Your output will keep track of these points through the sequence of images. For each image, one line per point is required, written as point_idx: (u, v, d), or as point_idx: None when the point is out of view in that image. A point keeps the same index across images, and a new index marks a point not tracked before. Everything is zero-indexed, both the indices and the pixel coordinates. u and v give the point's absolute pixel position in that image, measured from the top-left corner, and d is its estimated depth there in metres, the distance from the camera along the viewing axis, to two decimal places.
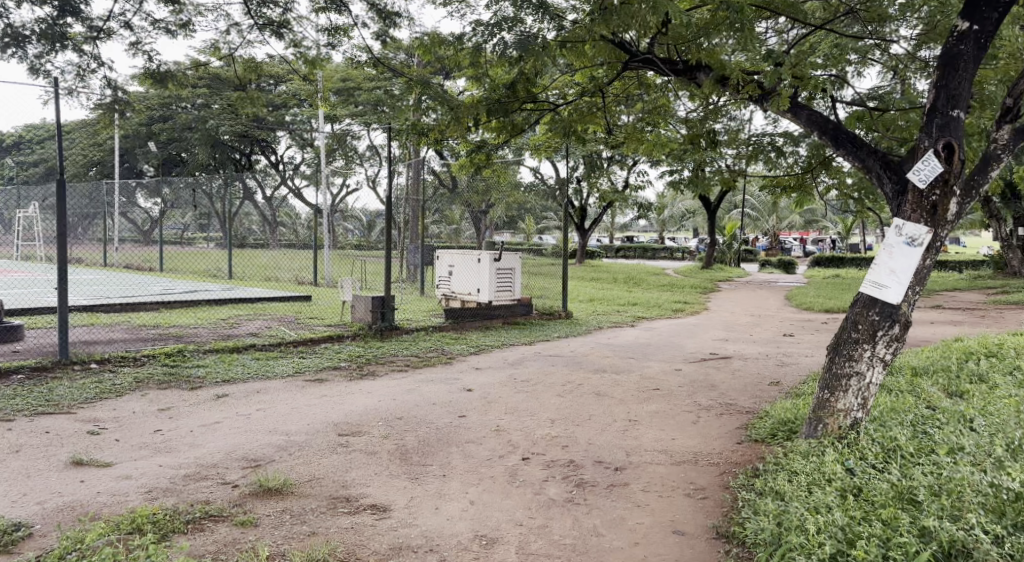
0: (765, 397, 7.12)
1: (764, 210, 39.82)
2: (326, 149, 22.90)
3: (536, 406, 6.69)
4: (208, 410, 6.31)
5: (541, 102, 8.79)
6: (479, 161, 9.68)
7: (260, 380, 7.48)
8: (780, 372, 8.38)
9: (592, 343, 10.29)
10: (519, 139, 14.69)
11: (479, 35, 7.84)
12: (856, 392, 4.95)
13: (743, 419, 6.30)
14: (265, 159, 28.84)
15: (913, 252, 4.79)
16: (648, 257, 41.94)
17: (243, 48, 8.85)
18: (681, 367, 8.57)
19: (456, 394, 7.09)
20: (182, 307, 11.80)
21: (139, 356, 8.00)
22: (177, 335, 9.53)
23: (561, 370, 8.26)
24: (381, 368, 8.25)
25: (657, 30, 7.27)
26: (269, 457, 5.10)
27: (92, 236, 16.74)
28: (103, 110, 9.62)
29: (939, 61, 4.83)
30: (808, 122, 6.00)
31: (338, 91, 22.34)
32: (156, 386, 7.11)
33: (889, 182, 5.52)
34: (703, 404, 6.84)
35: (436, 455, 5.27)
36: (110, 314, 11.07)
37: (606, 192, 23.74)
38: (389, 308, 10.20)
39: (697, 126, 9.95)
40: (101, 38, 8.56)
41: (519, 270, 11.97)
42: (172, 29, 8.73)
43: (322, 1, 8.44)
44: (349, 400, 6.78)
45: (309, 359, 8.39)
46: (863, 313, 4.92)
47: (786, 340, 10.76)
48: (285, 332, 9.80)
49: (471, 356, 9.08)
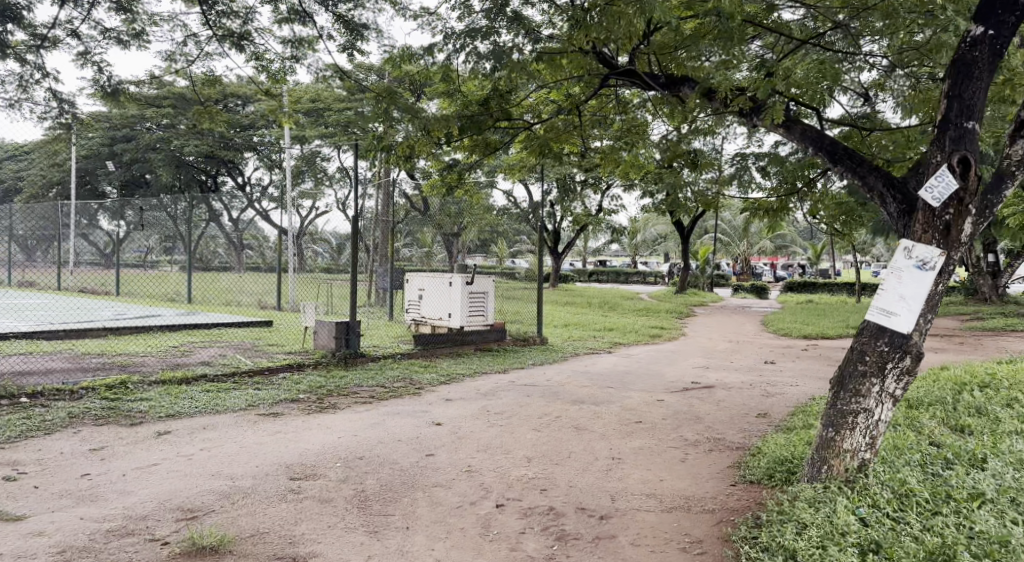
0: (755, 431, 6.64)
1: (736, 235, 39.77)
2: (293, 170, 22.32)
3: (511, 442, 6.17)
4: (145, 450, 5.72)
5: (515, 121, 8.35)
6: (451, 182, 9.20)
7: (208, 415, 6.87)
8: (767, 402, 7.92)
9: (569, 370, 9.78)
10: (492, 161, 14.26)
11: (451, 47, 7.39)
12: (864, 431, 4.51)
13: (735, 456, 5.82)
14: (232, 180, 28.13)
15: (925, 276, 4.37)
16: (622, 281, 41.68)
17: (200, 61, 8.28)
18: (664, 397, 8.10)
19: (423, 429, 6.53)
20: (132, 334, 11.13)
21: (78, 389, 7.35)
22: (122, 364, 8.87)
23: (536, 401, 7.74)
24: (344, 399, 7.68)
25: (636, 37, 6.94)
26: (208, 507, 4.56)
27: (47, 259, 15.98)
28: (57, 126, 8.93)
29: (951, 68, 4.51)
30: (803, 136, 5.68)
31: (307, 111, 21.83)
32: (92, 422, 6.49)
33: (892, 202, 5.12)
34: (690, 439, 6.36)
35: (399, 502, 4.73)
36: (52, 341, 10.36)
37: (580, 216, 23.38)
38: (354, 334, 9.64)
39: (676, 147, 9.62)
40: (46, 47, 7.87)
41: (492, 294, 11.49)
42: (124, 39, 8.06)
43: (286, 11, 7.90)
44: (306, 437, 6.19)
45: (265, 391, 7.78)
46: (870, 344, 4.49)
47: (768, 368, 10.34)
48: (241, 361, 9.19)
49: (441, 386, 8.54)
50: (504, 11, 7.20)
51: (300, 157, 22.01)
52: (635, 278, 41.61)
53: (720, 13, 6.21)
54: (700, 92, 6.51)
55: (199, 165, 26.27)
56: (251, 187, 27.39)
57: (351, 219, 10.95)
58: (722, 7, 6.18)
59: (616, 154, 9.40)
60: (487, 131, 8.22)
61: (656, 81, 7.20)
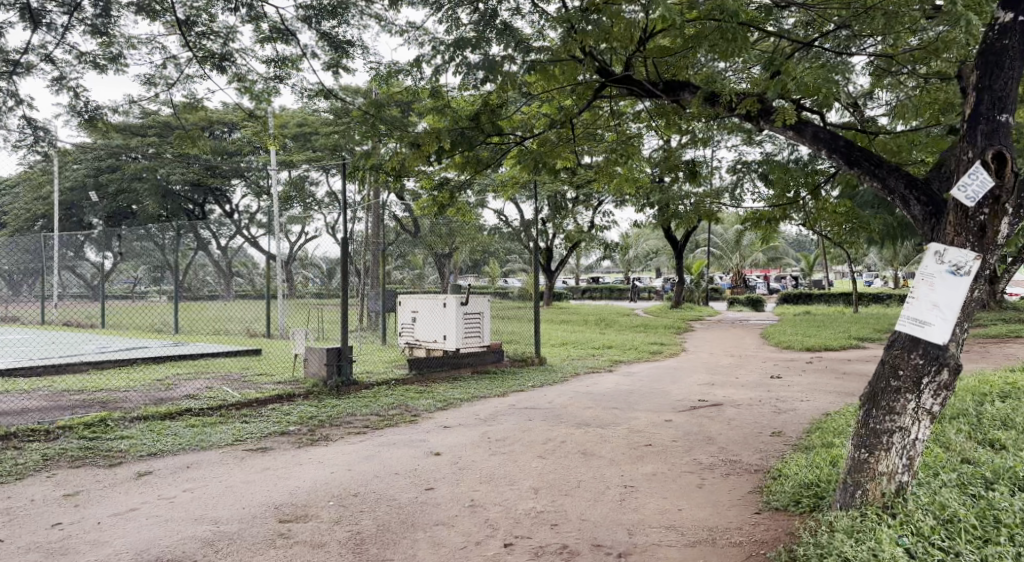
0: (773, 451, 6.29)
1: (728, 249, 39.53)
2: (281, 196, 21.96)
3: (514, 471, 5.81)
4: (124, 493, 5.36)
5: (505, 136, 8.02)
6: (442, 201, 8.87)
7: (191, 453, 6.48)
8: (780, 420, 7.57)
9: (570, 391, 9.40)
10: (483, 180, 13.94)
11: (439, 57, 7.11)
12: (901, 451, 4.21)
13: (756, 481, 5.48)
14: (220, 208, 27.59)
15: (960, 282, 4.10)
16: (615, 299, 41.33)
17: (181, 84, 7.93)
18: (671, 417, 7.73)
19: (421, 460, 6.16)
20: (114, 368, 10.70)
21: (54, 429, 6.94)
22: (103, 400, 8.44)
23: (539, 425, 7.37)
24: (335, 430, 7.28)
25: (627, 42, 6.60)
26: (189, 558, 4.22)
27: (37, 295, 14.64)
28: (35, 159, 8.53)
29: (979, 59, 4.33)
30: (814, 139, 5.41)
31: (293, 136, 21.55)
32: (67, 464, 6.11)
33: (916, 204, 4.87)
34: (704, 462, 6.01)
35: (398, 544, 4.40)
36: (31, 379, 9.91)
37: (573, 234, 23.11)
38: (347, 360, 9.24)
39: (673, 157, 9.37)
40: (19, 74, 7.52)
41: (488, 314, 11.13)
42: (101, 64, 7.70)
43: (268, 30, 7.58)
44: (296, 474, 5.81)
45: (252, 424, 7.38)
46: (904, 358, 4.20)
47: (776, 383, 9.98)
48: (228, 393, 8.77)
49: (438, 412, 8.15)
50: (492, 22, 6.90)
51: (288, 181, 21.65)
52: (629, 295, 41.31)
53: (725, 11, 5.95)
54: (703, 98, 6.19)
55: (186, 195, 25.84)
56: (239, 215, 26.98)
57: (340, 242, 10.57)
58: (727, 6, 5.91)
59: (611, 168, 9.11)
60: (478, 146, 7.90)
61: (654, 88, 6.98)
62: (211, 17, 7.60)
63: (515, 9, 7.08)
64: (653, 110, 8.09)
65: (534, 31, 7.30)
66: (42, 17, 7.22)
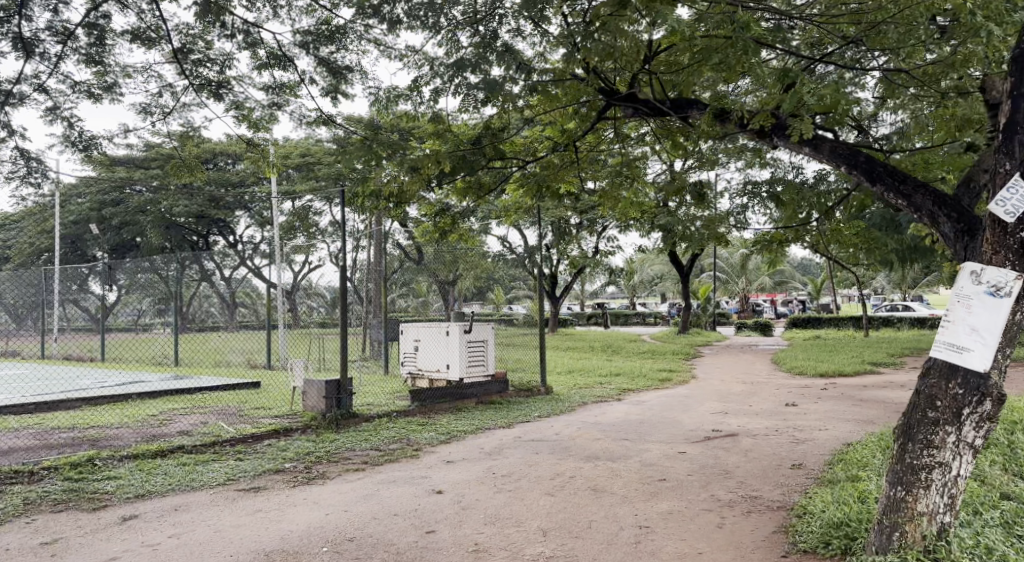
0: (795, 486, 5.96)
1: (734, 273, 39.24)
2: (284, 226, 21.77)
3: (521, 511, 5.48)
4: (105, 539, 5.06)
5: (508, 159, 7.77)
6: (445, 227, 8.60)
7: (181, 493, 6.16)
8: (799, 451, 7.21)
9: (578, 422, 9.05)
10: (486, 205, 13.68)
11: (438, 79, 6.89)
12: (941, 489, 3.99)
13: (779, 519, 5.15)
14: (224, 240, 27.29)
15: (1001, 304, 3.86)
16: (621, 325, 40.96)
17: (179, 113, 7.72)
18: (685, 449, 7.38)
19: (423, 498, 5.83)
20: (107, 404, 10.39)
21: (39, 470, 6.65)
22: (94, 438, 8.14)
23: (547, 459, 7.02)
24: (333, 467, 6.96)
25: (630, 56, 6.40)
26: None
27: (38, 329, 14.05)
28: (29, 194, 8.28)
29: (1013, 66, 4.14)
30: (833, 154, 5.26)
31: (296, 166, 21.45)
32: (49, 508, 5.81)
33: (946, 221, 4.59)
34: (722, 498, 5.68)
35: None
36: (21, 417, 9.60)
37: (577, 259, 22.84)
38: (346, 392, 8.93)
39: (680, 181, 9.11)
40: (11, 103, 7.32)
41: (492, 341, 10.79)
42: (96, 93, 7.48)
43: (264, 56, 7.38)
44: (290, 516, 5.49)
45: (247, 461, 7.06)
46: (942, 388, 3.97)
47: (792, 411, 9.63)
48: (223, 428, 8.46)
49: (440, 446, 7.83)
50: (493, 45, 6.64)
51: (291, 212, 21.42)
52: (636, 320, 41.07)
53: (735, 24, 5.74)
54: (713, 114, 6.03)
55: (190, 227, 25.66)
56: (242, 246, 26.76)
57: (340, 270, 10.32)
58: (737, 18, 5.70)
59: (617, 193, 8.82)
60: (480, 171, 7.65)
61: (661, 106, 6.75)
62: (208, 44, 7.37)
63: (516, 31, 6.87)
64: (659, 131, 7.85)
65: (536, 53, 7.13)
66: (36, 47, 7.00)
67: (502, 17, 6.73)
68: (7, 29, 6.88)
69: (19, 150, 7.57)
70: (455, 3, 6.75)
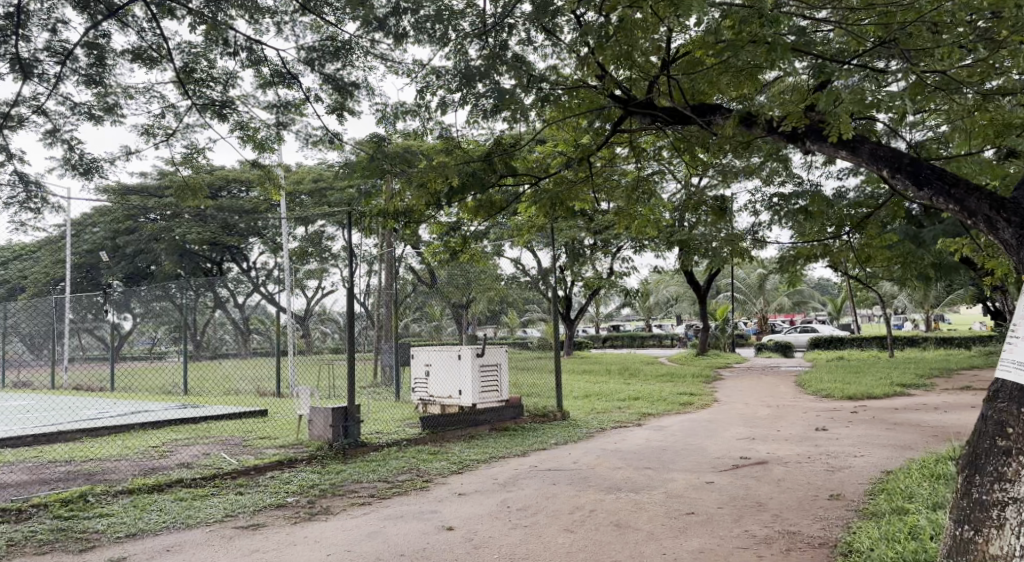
0: (836, 519, 5.49)
1: (752, 293, 38.57)
2: (296, 251, 21.47)
3: (537, 549, 5.05)
4: None
5: (520, 175, 7.32)
6: (456, 247, 8.15)
7: (174, 532, 5.75)
8: (835, 479, 6.73)
9: (597, 450, 8.58)
10: (498, 226, 13.28)
11: (446, 90, 6.53)
12: (1016, 530, 3.79)
13: (822, 559, 4.71)
14: (238, 267, 26.99)
15: None
16: (638, 347, 40.46)
17: (183, 135, 7.44)
18: (712, 479, 6.91)
19: (433, 536, 5.40)
20: (108, 435, 10.03)
21: (28, 507, 6.29)
22: (90, 472, 7.77)
23: (565, 491, 6.58)
24: (338, 501, 6.54)
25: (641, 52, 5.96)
26: None
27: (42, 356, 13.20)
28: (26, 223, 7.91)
29: None
30: (873, 156, 5.02)
31: (307, 190, 21.24)
32: (34, 549, 5.42)
33: (1005, 227, 4.35)
34: (757, 533, 5.22)
35: None
36: (19, 450, 9.25)
37: (592, 281, 22.39)
38: (353, 421, 8.51)
39: (700, 197, 8.67)
40: (10, 126, 7.01)
41: (506, 365, 10.43)
42: (96, 114, 7.20)
43: (268, 74, 7.08)
44: (287, 558, 5.07)
45: (247, 495, 6.66)
46: (1014, 415, 3.88)
47: (822, 436, 9.13)
48: (226, 460, 8.05)
49: (452, 476, 7.40)
50: (503, 57, 6.34)
51: (302, 237, 21.17)
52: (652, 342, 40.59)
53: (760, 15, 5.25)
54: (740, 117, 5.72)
55: (204, 255, 25.50)
56: (256, 272, 26.49)
57: (348, 293, 9.93)
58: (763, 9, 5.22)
59: (633, 210, 8.38)
60: (491, 187, 7.25)
61: (682, 111, 6.38)
62: (211, 63, 7.05)
63: (528, 41, 6.53)
64: (677, 143, 7.43)
65: (548, 64, 6.79)
66: (34, 68, 6.70)
67: (512, 27, 6.39)
68: (5, 50, 6.56)
69: (18, 173, 7.20)
70: (464, 14, 6.41)
